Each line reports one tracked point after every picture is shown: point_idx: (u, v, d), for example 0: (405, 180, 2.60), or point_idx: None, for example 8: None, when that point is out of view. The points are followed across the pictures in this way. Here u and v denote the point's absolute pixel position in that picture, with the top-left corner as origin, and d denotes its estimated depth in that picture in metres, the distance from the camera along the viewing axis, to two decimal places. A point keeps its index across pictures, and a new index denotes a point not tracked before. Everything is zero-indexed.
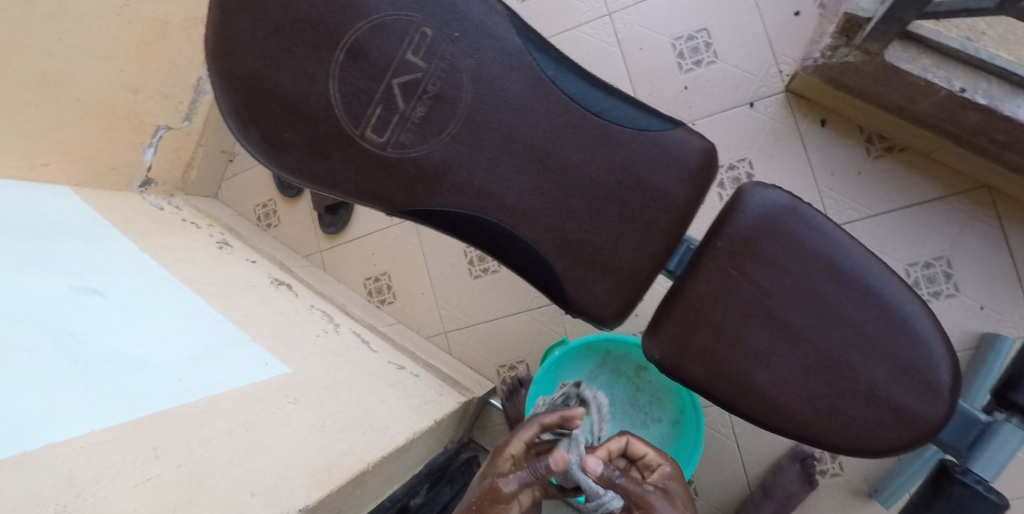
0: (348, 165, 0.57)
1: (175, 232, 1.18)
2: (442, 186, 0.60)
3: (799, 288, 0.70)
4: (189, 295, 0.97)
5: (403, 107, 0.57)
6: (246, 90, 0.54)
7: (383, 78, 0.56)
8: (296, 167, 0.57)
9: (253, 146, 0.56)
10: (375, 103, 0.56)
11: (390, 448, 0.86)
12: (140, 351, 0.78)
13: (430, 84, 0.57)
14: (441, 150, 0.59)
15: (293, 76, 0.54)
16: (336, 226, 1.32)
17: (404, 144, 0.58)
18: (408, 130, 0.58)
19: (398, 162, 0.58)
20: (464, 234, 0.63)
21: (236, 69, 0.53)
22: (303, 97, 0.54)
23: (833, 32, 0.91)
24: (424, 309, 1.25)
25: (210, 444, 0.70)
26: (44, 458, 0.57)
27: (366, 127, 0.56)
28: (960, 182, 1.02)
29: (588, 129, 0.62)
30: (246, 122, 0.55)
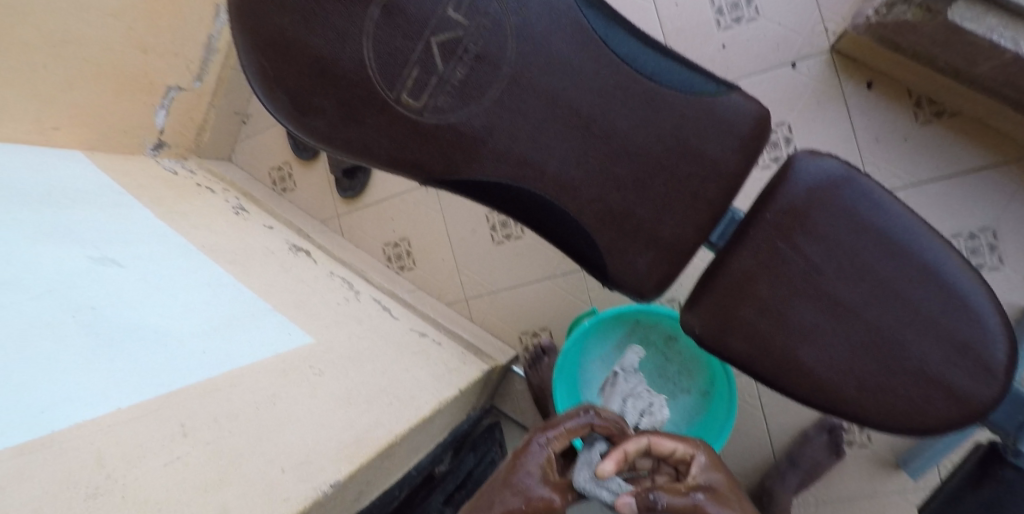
0: (381, 131, 0.54)
1: (190, 198, 1.15)
2: (481, 154, 0.56)
3: (852, 263, 0.67)
4: (207, 264, 0.95)
5: (441, 68, 0.52)
6: (272, 50, 0.50)
7: (420, 36, 0.51)
8: (327, 134, 0.53)
9: (282, 111, 0.52)
10: (411, 64, 0.52)
11: (417, 419, 0.84)
12: (163, 323, 0.77)
13: (472, 43, 0.52)
14: (481, 115, 0.55)
15: (323, 34, 0.50)
16: (354, 189, 1.29)
17: (442, 108, 0.54)
18: (447, 93, 0.53)
19: (435, 129, 0.54)
20: (502, 203, 0.60)
21: (261, 27, 0.49)
22: (335, 58, 0.50)
23: None
24: (444, 275, 1.23)
25: (239, 419, 0.69)
26: (69, 440, 0.56)
27: (401, 90, 0.52)
28: (1013, 150, 0.97)
29: (637, 93, 0.58)
30: (273, 85, 0.51)
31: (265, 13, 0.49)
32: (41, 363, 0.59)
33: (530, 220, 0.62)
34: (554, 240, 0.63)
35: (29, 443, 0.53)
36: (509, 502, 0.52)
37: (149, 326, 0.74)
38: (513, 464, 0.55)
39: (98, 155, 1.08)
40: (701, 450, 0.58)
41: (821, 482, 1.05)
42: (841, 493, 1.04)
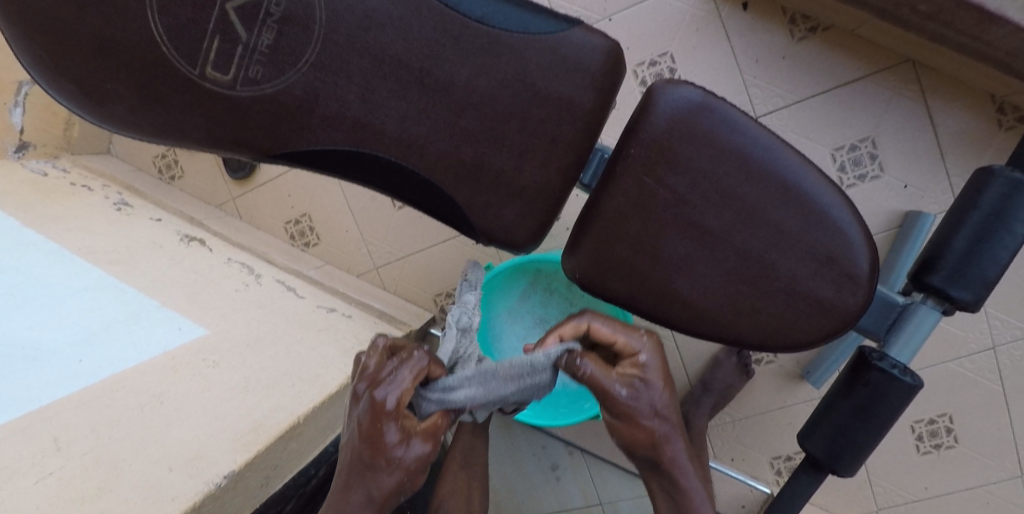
0: (193, 111, 0.50)
1: (65, 199, 1.08)
2: (311, 123, 0.53)
3: (716, 190, 0.67)
4: (83, 268, 0.91)
5: (245, 35, 0.49)
6: (41, 32, 0.45)
7: (213, 3, 0.47)
8: (131, 121, 0.49)
9: (70, 101, 0.48)
10: (209, 34, 0.48)
11: (322, 397, 0.84)
12: (33, 338, 0.75)
13: (274, 5, 0.49)
14: (302, 81, 0.51)
15: (100, 12, 0.45)
16: (244, 169, 1.21)
17: (258, 79, 0.50)
18: (258, 62, 0.50)
19: (254, 101, 0.51)
20: (348, 172, 0.58)
21: (23, 11, 0.44)
22: (119, 37, 0.46)
23: None
24: (350, 247, 1.20)
25: (120, 424, 0.68)
26: None
27: (205, 65, 0.49)
28: (885, 58, 0.99)
29: (465, 40, 0.55)
30: (55, 76, 0.46)
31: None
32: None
33: (384, 186, 0.60)
34: (414, 202, 0.62)
35: None
36: (386, 475, 0.56)
37: (18, 341, 0.73)
38: (369, 442, 0.56)
39: None
40: (648, 348, 0.61)
41: (734, 401, 1.11)
42: (754, 409, 1.11)
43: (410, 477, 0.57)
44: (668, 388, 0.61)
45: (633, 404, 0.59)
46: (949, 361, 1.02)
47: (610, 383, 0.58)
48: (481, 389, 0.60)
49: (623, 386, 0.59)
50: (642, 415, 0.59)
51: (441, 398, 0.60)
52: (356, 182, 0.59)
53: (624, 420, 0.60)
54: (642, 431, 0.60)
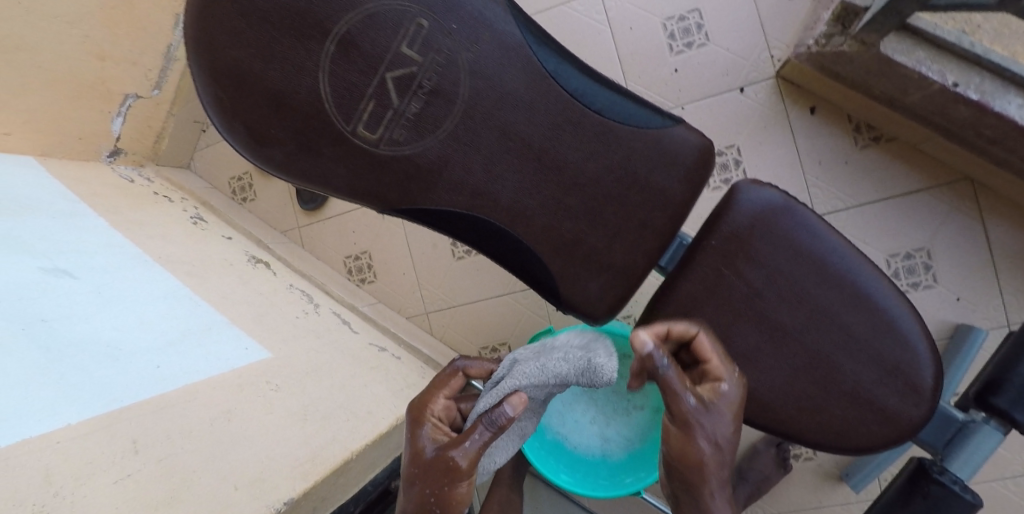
0: (339, 162, 0.55)
1: (148, 207, 1.16)
2: (438, 185, 0.58)
3: (790, 290, 0.70)
4: (162, 276, 0.97)
5: (397, 102, 0.54)
6: (230, 78, 0.51)
7: (376, 72, 0.53)
8: (284, 164, 0.54)
9: (237, 140, 0.53)
10: (367, 98, 0.53)
11: (374, 436, 0.86)
12: (117, 337, 0.79)
13: (426, 78, 0.54)
14: (437, 147, 0.56)
15: (282, 69, 0.51)
16: (315, 202, 1.28)
17: (398, 141, 0.55)
18: (402, 126, 0.55)
19: (393, 160, 0.55)
20: (458, 231, 0.62)
21: (219, 60, 0.50)
22: (292, 92, 0.51)
23: (828, 20, 0.90)
24: (405, 289, 1.25)
25: (194, 435, 0.70)
26: (16, 458, 0.57)
27: (357, 123, 0.53)
28: (943, 174, 1.02)
29: (582, 126, 0.60)
30: (230, 116, 0.52)
31: (222, 45, 0.50)
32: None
33: (486, 246, 0.64)
34: (510, 265, 0.66)
35: None
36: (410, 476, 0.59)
37: (104, 338, 0.78)
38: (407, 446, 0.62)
39: (51, 161, 1.09)
40: (734, 380, 0.57)
41: (768, 495, 1.10)
42: (787, 507, 1.09)
43: (426, 481, 0.57)
44: (735, 425, 0.57)
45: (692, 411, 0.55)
46: (992, 482, 1.01)
47: (681, 390, 0.54)
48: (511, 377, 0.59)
49: (693, 398, 0.55)
50: (699, 437, 0.55)
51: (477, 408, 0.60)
52: (463, 241, 0.63)
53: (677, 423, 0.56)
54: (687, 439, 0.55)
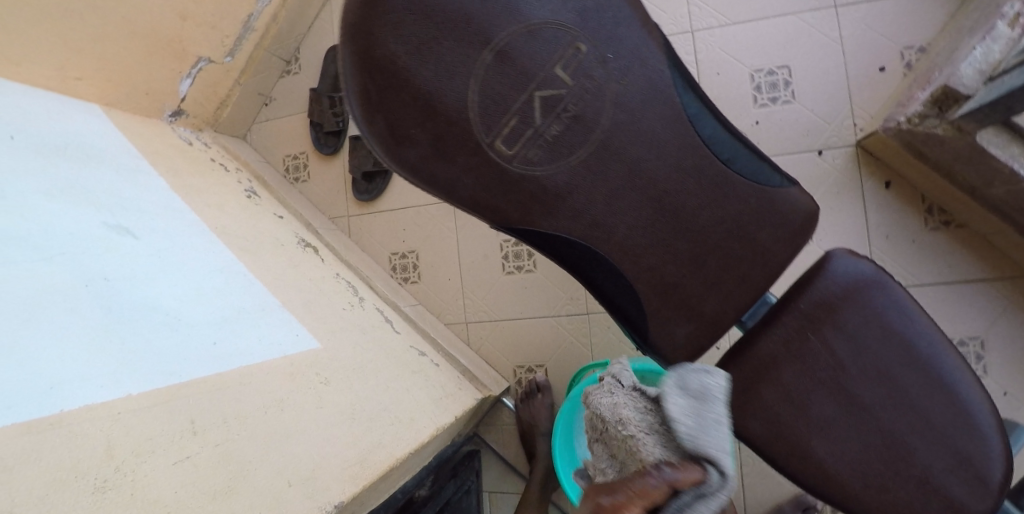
0: (469, 173, 0.53)
1: (206, 173, 1.14)
2: (559, 211, 0.56)
3: (875, 366, 0.69)
4: (217, 248, 0.95)
5: (539, 121, 0.52)
6: (381, 71, 0.48)
7: (526, 88, 0.51)
8: (415, 166, 0.52)
9: (373, 134, 0.50)
10: (511, 113, 0.51)
11: (418, 444, 0.85)
12: (177, 308, 0.78)
13: (572, 103, 0.53)
14: (567, 173, 0.55)
15: (435, 69, 0.48)
16: (370, 193, 1.27)
17: (531, 160, 0.53)
18: (538, 145, 0.53)
19: (522, 179, 0.54)
20: (563, 258, 0.61)
21: (374, 50, 0.47)
22: (441, 94, 0.49)
23: (925, 101, 0.89)
24: (448, 295, 1.25)
25: (247, 421, 0.68)
26: (77, 423, 0.55)
27: (497, 136, 0.52)
28: (1010, 267, 1.01)
29: (703, 173, 0.60)
30: (371, 109, 0.49)
31: (380, 35, 0.47)
32: (44, 341, 0.60)
33: (587, 277, 0.62)
34: (605, 297, 0.64)
35: (36, 423, 0.53)
36: None
37: (161, 306, 0.76)
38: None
39: (116, 113, 1.07)
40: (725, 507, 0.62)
41: None
42: None
43: None
44: None
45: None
46: None
47: None
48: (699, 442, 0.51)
49: None
50: None
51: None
52: (565, 267, 0.62)
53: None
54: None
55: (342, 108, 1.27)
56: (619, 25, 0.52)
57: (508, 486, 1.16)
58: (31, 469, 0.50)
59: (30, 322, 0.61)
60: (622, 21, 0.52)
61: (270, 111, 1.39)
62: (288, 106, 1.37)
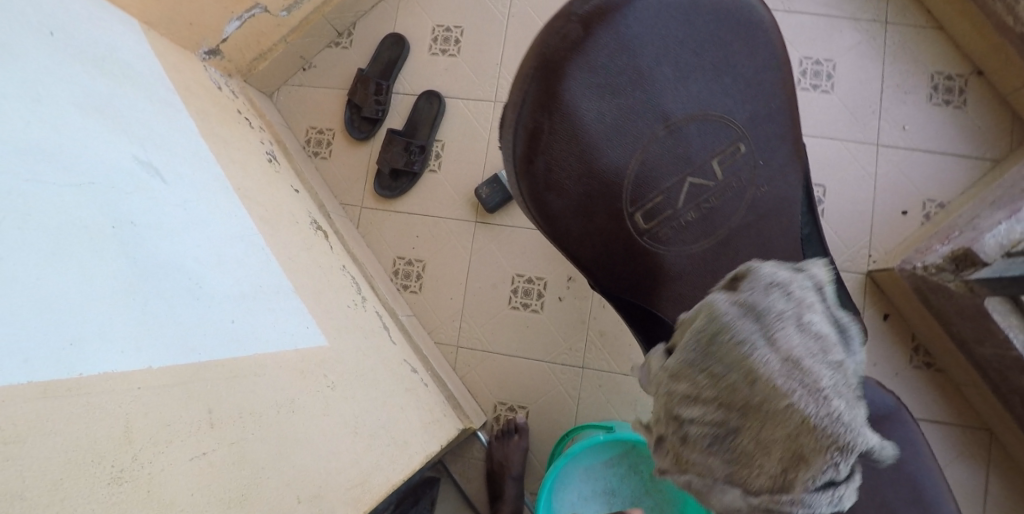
0: (600, 234, 0.52)
1: (232, 125, 1.06)
2: (663, 293, 0.56)
3: (881, 496, 0.72)
4: (239, 212, 0.88)
5: (678, 206, 0.52)
6: (560, 120, 0.46)
7: (680, 171, 0.51)
8: (553, 214, 0.50)
9: (524, 175, 0.48)
10: (660, 191, 0.51)
11: (408, 470, 0.83)
12: (199, 272, 0.70)
13: (713, 197, 0.53)
14: (687, 260, 0.55)
15: (609, 130, 0.48)
16: (393, 191, 1.24)
17: (659, 239, 0.53)
18: (670, 228, 0.53)
19: (645, 254, 0.54)
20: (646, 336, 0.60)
21: (560, 93, 0.45)
22: (606, 154, 0.48)
23: (945, 254, 0.92)
24: (445, 313, 1.22)
25: (261, 420, 0.62)
26: (94, 393, 0.47)
27: (639, 209, 0.51)
28: (972, 418, 1.06)
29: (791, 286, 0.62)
30: (534, 148, 0.47)
31: (572, 86, 0.45)
32: (69, 284, 0.52)
33: None
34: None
35: (52, 385, 0.45)
36: None
37: (187, 270, 0.68)
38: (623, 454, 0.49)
39: (154, 35, 0.96)
40: None
41: None
42: None
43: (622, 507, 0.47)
44: None
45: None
46: None
47: None
48: (848, 429, 0.41)
49: None
50: None
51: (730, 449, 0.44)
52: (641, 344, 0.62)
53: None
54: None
55: (386, 98, 1.25)
56: (776, 137, 0.54)
57: None
58: (43, 444, 0.42)
59: (56, 259, 0.52)
60: (779, 135, 0.54)
61: (306, 77, 1.32)
62: (327, 78, 1.31)
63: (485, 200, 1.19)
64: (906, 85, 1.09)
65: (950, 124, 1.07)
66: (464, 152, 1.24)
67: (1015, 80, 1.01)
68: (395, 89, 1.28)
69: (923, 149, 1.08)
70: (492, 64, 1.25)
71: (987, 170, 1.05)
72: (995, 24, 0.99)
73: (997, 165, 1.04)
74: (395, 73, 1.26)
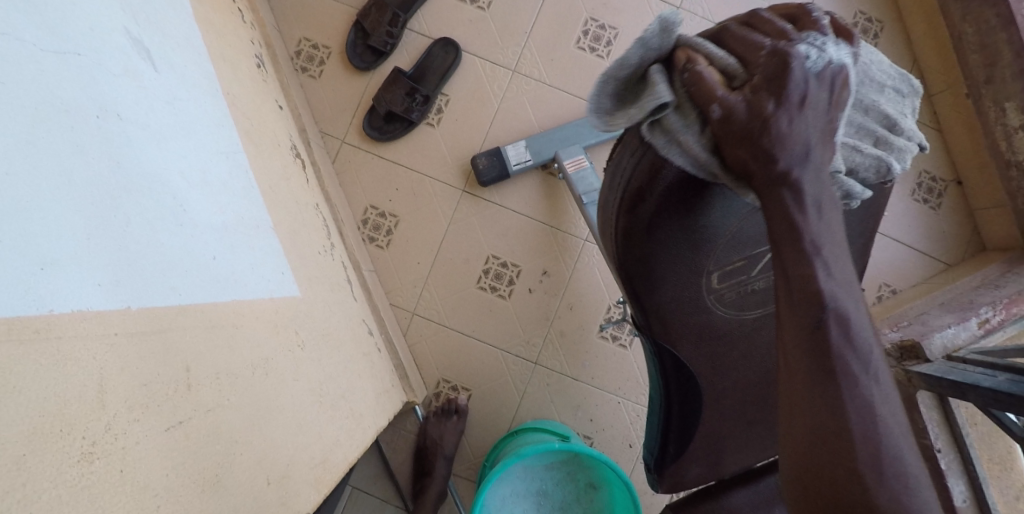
0: (677, 287, 0.57)
1: (226, 14, 0.91)
2: (714, 338, 0.65)
3: None
4: (226, 123, 0.75)
5: (749, 275, 0.60)
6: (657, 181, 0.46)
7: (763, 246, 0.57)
8: (636, 262, 0.54)
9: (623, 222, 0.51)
10: (743, 256, 0.57)
11: (363, 447, 0.78)
12: (183, 191, 0.58)
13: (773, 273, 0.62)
14: (743, 319, 0.65)
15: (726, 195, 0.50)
16: (383, 134, 1.14)
17: (721, 298, 0.61)
18: (736, 291, 0.61)
19: (709, 309, 0.62)
20: (678, 378, 0.68)
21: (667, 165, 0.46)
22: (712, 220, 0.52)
23: (895, 344, 1.05)
24: (409, 276, 1.15)
25: (237, 385, 0.55)
26: (64, 340, 0.38)
27: (717, 273, 0.58)
28: None
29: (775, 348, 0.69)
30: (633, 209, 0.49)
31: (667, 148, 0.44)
32: (56, 185, 0.41)
33: (677, 402, 0.70)
34: (666, 426, 0.73)
35: (19, 323, 0.35)
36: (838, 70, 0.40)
37: (168, 184, 0.56)
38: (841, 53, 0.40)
39: None
40: None
41: None
42: None
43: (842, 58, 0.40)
44: None
45: (851, 285, 0.44)
46: None
47: None
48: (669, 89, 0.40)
49: None
50: None
51: (803, 122, 0.39)
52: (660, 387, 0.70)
53: (792, 300, 0.44)
54: (805, 318, 0.43)
55: (400, 33, 1.13)
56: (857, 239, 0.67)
57: (376, 491, 1.12)
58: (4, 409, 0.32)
59: (36, 147, 0.40)
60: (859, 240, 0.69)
61: None
62: None
63: (481, 172, 1.12)
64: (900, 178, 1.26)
65: (924, 223, 1.26)
66: (468, 115, 1.17)
67: (986, 200, 1.23)
68: (410, 25, 1.17)
69: (892, 237, 1.26)
70: (521, 32, 1.18)
71: (940, 270, 1.26)
72: (989, 144, 1.17)
73: (949, 268, 1.26)
74: (416, 7, 1.15)
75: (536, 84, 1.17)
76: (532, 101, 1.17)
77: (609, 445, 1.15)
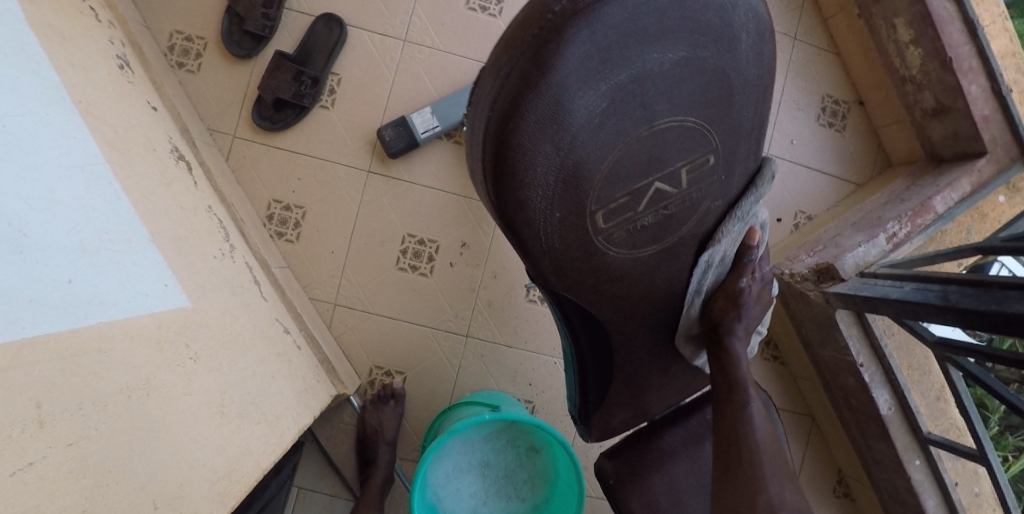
0: (562, 228, 0.51)
1: (71, 12, 0.83)
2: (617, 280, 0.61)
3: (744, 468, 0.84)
4: (80, 136, 0.69)
5: (638, 212, 0.56)
6: (534, 136, 0.44)
7: (651, 176, 0.54)
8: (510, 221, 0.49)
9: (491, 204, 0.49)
10: (626, 191, 0.53)
11: (280, 450, 0.77)
12: (27, 214, 0.53)
13: (672, 204, 0.58)
14: (633, 251, 0.59)
15: (598, 141, 0.48)
16: (276, 123, 1.10)
17: (612, 239, 0.56)
18: (623, 230, 0.56)
19: (599, 249, 0.56)
20: (579, 326, 0.65)
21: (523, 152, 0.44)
22: (585, 163, 0.48)
23: (811, 267, 1.09)
24: (325, 268, 1.12)
25: (108, 412, 0.52)
26: None
27: (601, 210, 0.52)
28: (797, 398, 1.32)
29: (676, 295, 0.69)
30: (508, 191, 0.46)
31: (568, 76, 0.43)
32: None
33: (587, 351, 0.68)
34: (583, 375, 0.72)
35: None
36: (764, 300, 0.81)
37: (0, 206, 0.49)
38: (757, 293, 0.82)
39: None
40: None
41: None
42: None
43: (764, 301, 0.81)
44: None
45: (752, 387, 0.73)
46: None
47: None
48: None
49: None
50: None
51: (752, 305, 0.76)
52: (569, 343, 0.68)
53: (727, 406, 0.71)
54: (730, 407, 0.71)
55: (277, 14, 1.08)
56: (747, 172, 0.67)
57: (323, 487, 1.11)
58: None
59: None
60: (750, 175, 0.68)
61: None
62: None
63: (388, 143, 1.09)
64: (801, 103, 1.30)
65: (832, 145, 1.30)
66: (363, 91, 1.12)
67: (887, 116, 1.27)
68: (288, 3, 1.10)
69: (801, 162, 1.30)
70: None
71: (851, 191, 1.31)
72: (884, 61, 1.20)
73: (859, 187, 1.31)
74: None
75: (431, 52, 1.13)
76: (428, 70, 1.13)
77: (549, 407, 1.17)
